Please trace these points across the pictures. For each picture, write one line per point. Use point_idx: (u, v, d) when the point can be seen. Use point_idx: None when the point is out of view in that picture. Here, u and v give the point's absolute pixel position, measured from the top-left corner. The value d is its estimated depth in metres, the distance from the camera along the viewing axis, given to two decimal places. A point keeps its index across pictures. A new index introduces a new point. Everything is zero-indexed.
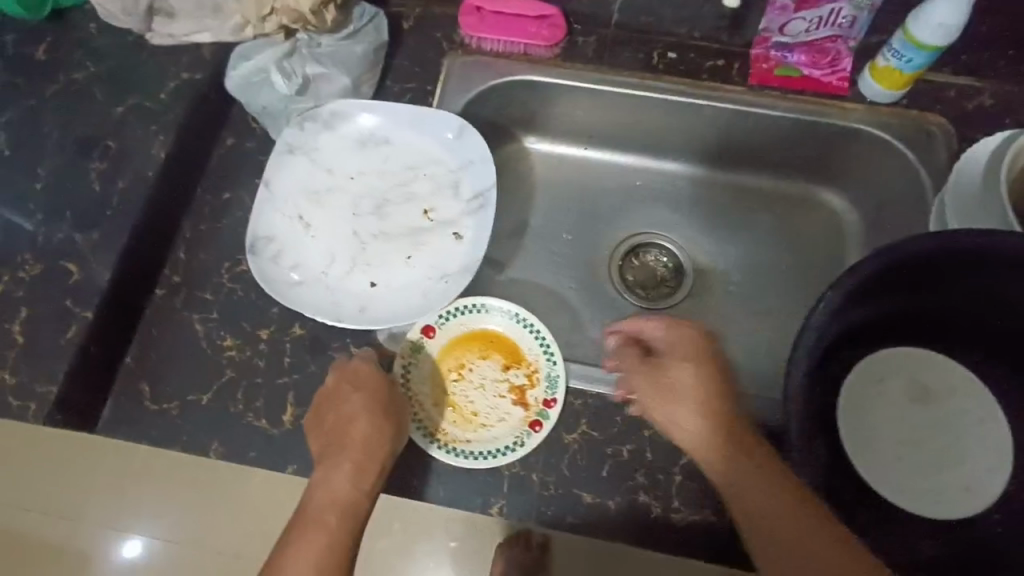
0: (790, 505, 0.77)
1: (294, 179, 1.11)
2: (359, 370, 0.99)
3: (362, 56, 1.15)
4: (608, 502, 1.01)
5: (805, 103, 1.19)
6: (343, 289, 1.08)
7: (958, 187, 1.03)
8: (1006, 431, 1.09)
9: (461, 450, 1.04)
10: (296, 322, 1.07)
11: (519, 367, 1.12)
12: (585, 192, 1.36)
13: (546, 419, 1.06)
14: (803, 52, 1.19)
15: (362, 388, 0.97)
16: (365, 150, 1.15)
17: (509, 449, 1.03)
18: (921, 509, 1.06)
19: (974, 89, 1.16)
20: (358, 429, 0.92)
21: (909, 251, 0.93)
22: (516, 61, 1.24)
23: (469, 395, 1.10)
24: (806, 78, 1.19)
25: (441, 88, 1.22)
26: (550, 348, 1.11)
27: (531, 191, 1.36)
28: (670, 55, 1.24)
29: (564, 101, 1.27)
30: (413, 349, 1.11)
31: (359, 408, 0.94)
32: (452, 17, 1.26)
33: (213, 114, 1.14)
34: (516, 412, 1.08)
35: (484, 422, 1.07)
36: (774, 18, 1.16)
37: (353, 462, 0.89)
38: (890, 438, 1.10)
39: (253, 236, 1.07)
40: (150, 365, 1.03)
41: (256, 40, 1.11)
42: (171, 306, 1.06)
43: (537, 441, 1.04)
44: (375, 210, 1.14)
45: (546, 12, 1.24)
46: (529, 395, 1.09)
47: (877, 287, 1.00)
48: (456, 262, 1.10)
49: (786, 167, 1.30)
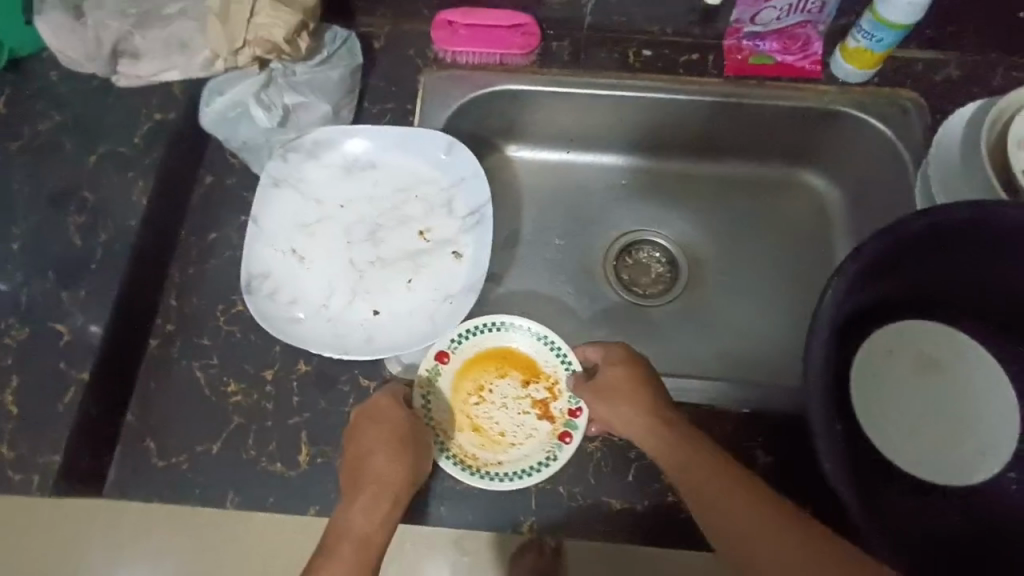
0: (748, 502, 0.71)
1: (280, 213, 1.01)
2: (379, 401, 0.88)
3: (339, 81, 1.08)
4: (638, 508, 0.91)
5: (782, 89, 1.16)
6: (345, 319, 0.97)
7: (941, 159, 1.04)
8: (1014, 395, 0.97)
9: (496, 474, 0.92)
10: (300, 359, 0.94)
11: (539, 381, 1.00)
12: (572, 196, 1.28)
13: (575, 430, 0.95)
14: (775, 39, 1.17)
15: (382, 420, 0.86)
16: (354, 178, 1.05)
17: (544, 465, 0.92)
18: (934, 477, 0.94)
19: (939, 62, 1.18)
20: (376, 463, 0.81)
21: (910, 231, 0.83)
22: (493, 71, 1.17)
23: (494, 416, 0.98)
24: (781, 65, 1.17)
25: (420, 106, 1.15)
26: (567, 356, 0.99)
27: (519, 200, 1.27)
28: (645, 53, 1.20)
29: (544, 107, 1.20)
30: (428, 378, 0.97)
31: (375, 444, 0.83)
32: (423, 33, 1.21)
33: (190, 152, 1.04)
34: (543, 427, 0.97)
35: (512, 442, 0.96)
36: (745, 9, 1.13)
37: (371, 497, 0.78)
38: (900, 411, 0.98)
39: (246, 275, 0.95)
40: (152, 420, 0.91)
41: (228, 73, 1.02)
42: (168, 356, 0.94)
43: (571, 453, 0.93)
44: (368, 237, 1.03)
45: (517, 20, 1.17)
46: (554, 409, 0.97)
47: (889, 268, 0.89)
48: (459, 282, 1.00)
49: (767, 153, 1.27)
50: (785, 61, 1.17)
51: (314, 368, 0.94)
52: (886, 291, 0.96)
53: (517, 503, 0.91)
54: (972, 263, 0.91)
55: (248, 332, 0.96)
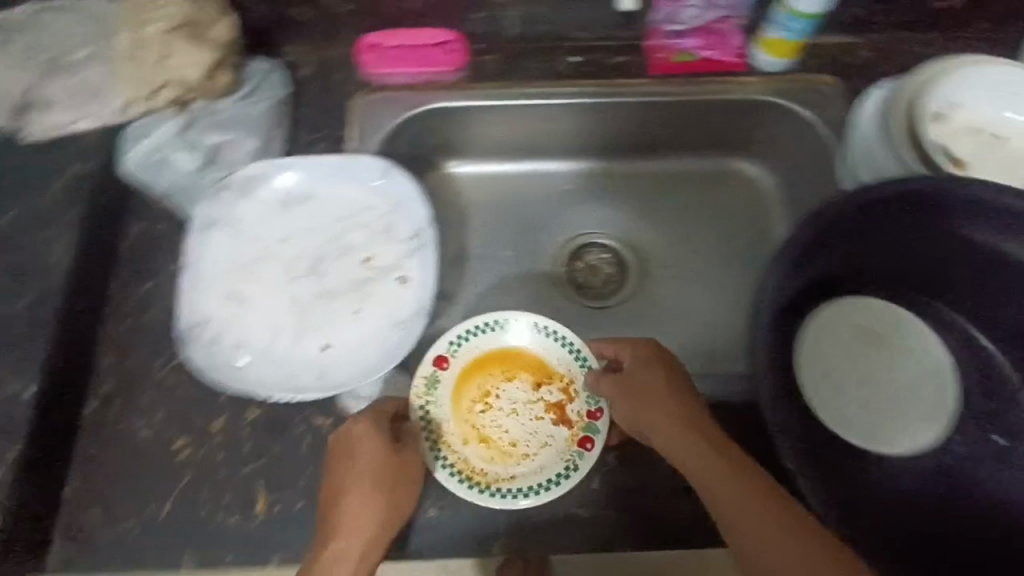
0: (754, 496, 0.74)
1: (216, 256, 0.98)
2: (359, 429, 0.85)
3: (266, 113, 1.04)
4: (605, 513, 0.91)
5: (707, 84, 1.18)
6: (293, 358, 0.94)
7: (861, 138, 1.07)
8: (950, 359, 1.01)
9: (508, 490, 0.92)
10: (250, 404, 0.92)
11: (552, 383, 1.01)
12: (517, 206, 1.28)
13: (595, 435, 0.96)
14: (696, 36, 1.19)
15: (363, 452, 0.84)
16: (290, 211, 1.02)
17: (563, 476, 0.93)
18: (884, 448, 0.98)
19: (850, 46, 1.22)
20: (359, 500, 0.81)
21: (834, 213, 0.88)
22: (423, 90, 1.16)
23: (502, 425, 0.99)
24: (703, 61, 1.19)
25: (353, 130, 1.13)
26: (580, 352, 1.01)
27: (466, 213, 1.26)
28: (574, 59, 1.20)
29: (480, 121, 1.19)
30: (428, 385, 0.99)
31: (361, 478, 0.82)
32: (348, 58, 1.19)
33: (113, 202, 1.01)
34: (559, 433, 0.97)
35: (526, 452, 0.96)
36: (666, 9, 1.16)
37: (355, 535, 0.78)
38: (848, 386, 1.01)
39: (184, 324, 0.92)
40: (97, 486, 0.87)
41: (149, 117, 0.99)
42: (108, 417, 0.91)
43: (591, 461, 0.94)
44: (311, 271, 1.01)
45: (444, 37, 1.16)
46: (569, 412, 0.98)
47: (823, 249, 0.93)
48: (407, 308, 0.98)
49: (701, 147, 1.29)
50: (708, 56, 1.19)
51: (265, 413, 0.91)
52: (828, 271, 1.00)
53: (485, 524, 0.91)
54: (905, 237, 0.95)
55: (193, 381, 0.93)
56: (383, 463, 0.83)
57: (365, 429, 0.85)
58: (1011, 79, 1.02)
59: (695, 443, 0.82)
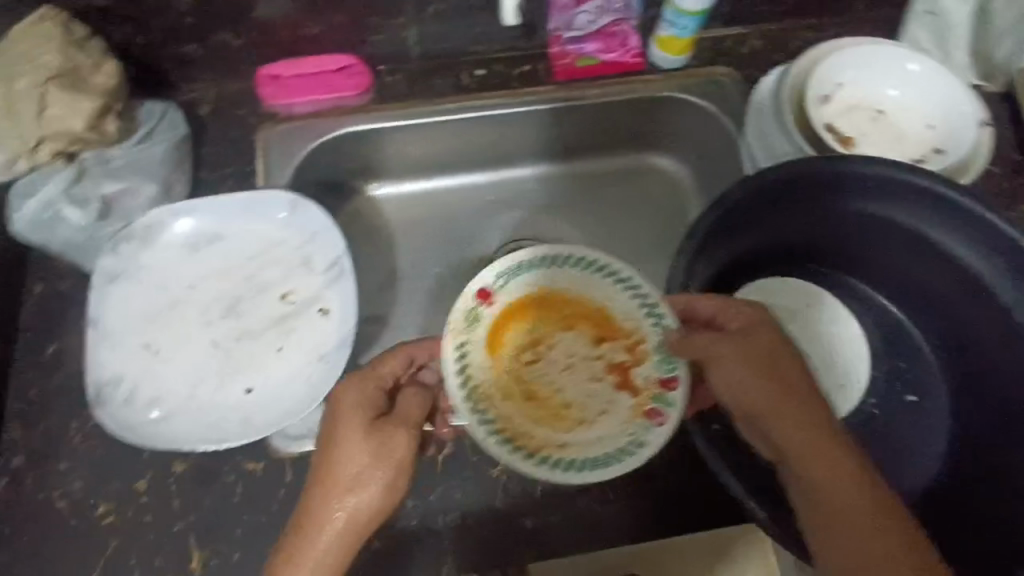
0: (878, 512, 0.66)
1: (123, 310, 0.95)
2: (346, 404, 0.74)
3: (162, 159, 1.01)
4: (550, 521, 0.92)
5: (612, 85, 1.18)
6: (216, 405, 0.92)
7: (758, 126, 1.10)
8: (858, 330, 1.07)
9: (560, 462, 0.82)
10: (176, 459, 0.88)
11: (615, 340, 0.88)
12: (445, 221, 1.25)
13: (668, 406, 0.83)
14: (595, 40, 1.19)
15: (348, 435, 0.72)
16: (199, 254, 0.99)
17: (628, 451, 0.82)
18: None
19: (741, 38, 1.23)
20: (338, 492, 0.70)
21: (734, 199, 0.91)
22: (332, 116, 1.14)
23: (557, 380, 0.88)
24: (605, 64, 1.19)
25: (263, 164, 1.11)
26: (654, 306, 0.87)
27: (393, 236, 1.24)
28: (479, 72, 1.20)
29: (393, 142, 1.18)
30: (465, 326, 0.86)
31: (345, 467, 0.70)
32: (250, 90, 1.16)
33: (9, 265, 0.96)
34: (622, 400, 0.85)
35: (581, 418, 0.85)
36: (560, 16, 1.16)
37: (331, 532, 0.68)
38: None
39: (94, 385, 0.88)
40: (16, 565, 0.83)
41: (33, 174, 0.94)
42: (23, 492, 0.87)
43: (662, 436, 0.81)
44: (228, 312, 0.99)
45: (345, 62, 1.15)
46: (639, 378, 0.85)
47: (733, 235, 0.96)
48: (330, 340, 0.95)
49: (613, 146, 1.28)
50: (609, 59, 1.19)
51: (194, 465, 0.88)
52: (744, 258, 1.02)
53: (431, 546, 0.91)
54: (808, 218, 0.99)
55: (113, 442, 0.89)
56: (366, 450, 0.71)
57: (354, 406, 0.74)
58: (887, 58, 1.09)
59: (819, 439, 0.70)
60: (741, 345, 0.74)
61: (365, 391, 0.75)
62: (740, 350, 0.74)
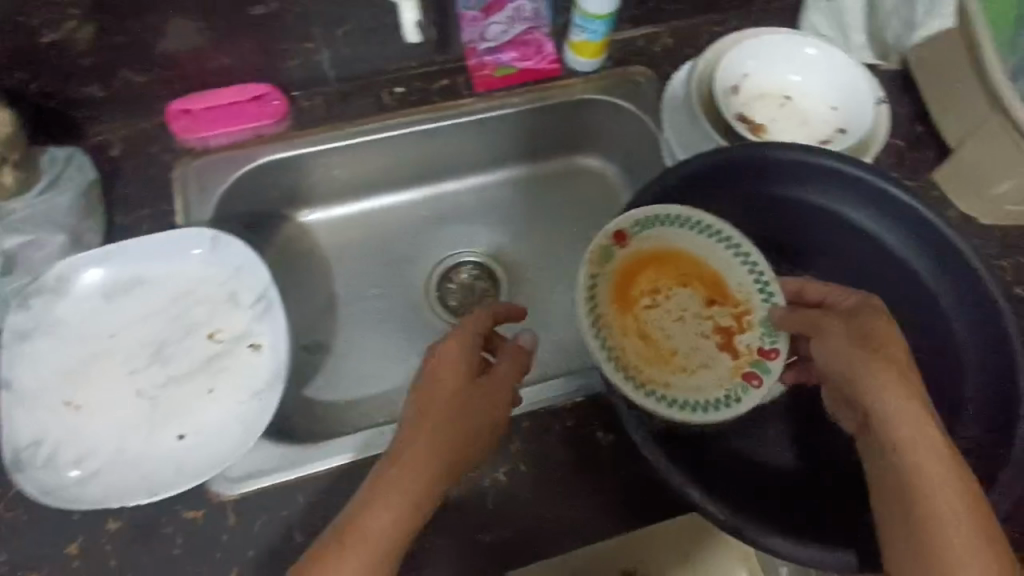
0: (961, 495, 0.64)
1: (40, 366, 0.90)
2: (452, 347, 0.79)
3: (69, 207, 0.97)
4: (503, 532, 0.92)
5: (535, 92, 1.17)
6: (147, 455, 0.88)
7: (674, 125, 1.13)
8: None
9: (672, 402, 0.92)
10: (108, 515, 0.85)
11: (723, 305, 0.96)
12: (379, 238, 1.25)
13: (765, 373, 0.91)
14: (511, 49, 1.17)
15: (446, 383, 0.76)
16: (117, 301, 0.95)
17: (721, 404, 0.91)
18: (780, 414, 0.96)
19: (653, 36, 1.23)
20: (422, 442, 0.70)
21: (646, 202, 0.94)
22: (254, 146, 1.11)
23: (667, 327, 0.96)
24: (524, 71, 1.17)
25: (180, 201, 1.07)
26: (766, 282, 0.93)
27: (326, 261, 1.22)
28: (398, 90, 1.17)
29: (319, 165, 1.15)
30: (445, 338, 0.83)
31: (436, 415, 0.73)
32: (162, 127, 1.12)
33: None
34: (723, 359, 0.93)
35: (685, 365, 0.94)
36: (472, 29, 1.15)
37: (403, 489, 0.67)
38: None
39: (12, 449, 0.84)
40: None
41: None
42: None
43: (756, 398, 0.91)
44: (153, 358, 0.95)
45: (259, 90, 1.12)
46: (739, 342, 0.94)
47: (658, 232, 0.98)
48: (263, 375, 0.94)
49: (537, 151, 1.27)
50: (527, 66, 1.17)
51: (128, 522, 0.85)
52: None
53: None
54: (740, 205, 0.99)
55: (36, 507, 0.85)
56: (461, 398, 0.75)
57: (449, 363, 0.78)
58: (786, 45, 1.12)
59: (916, 413, 0.68)
60: (845, 321, 0.77)
61: (464, 338, 0.80)
62: (844, 326, 0.77)
